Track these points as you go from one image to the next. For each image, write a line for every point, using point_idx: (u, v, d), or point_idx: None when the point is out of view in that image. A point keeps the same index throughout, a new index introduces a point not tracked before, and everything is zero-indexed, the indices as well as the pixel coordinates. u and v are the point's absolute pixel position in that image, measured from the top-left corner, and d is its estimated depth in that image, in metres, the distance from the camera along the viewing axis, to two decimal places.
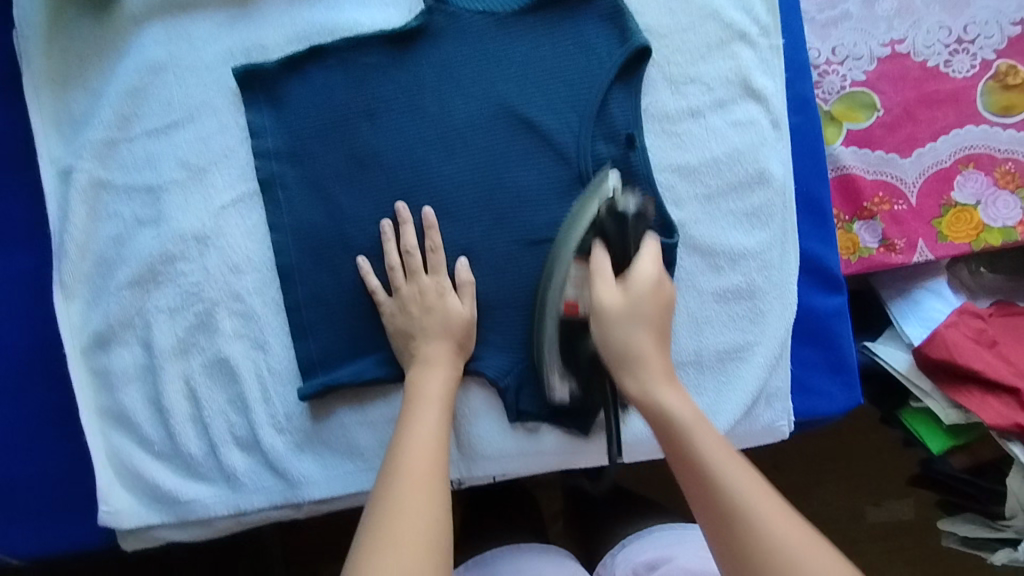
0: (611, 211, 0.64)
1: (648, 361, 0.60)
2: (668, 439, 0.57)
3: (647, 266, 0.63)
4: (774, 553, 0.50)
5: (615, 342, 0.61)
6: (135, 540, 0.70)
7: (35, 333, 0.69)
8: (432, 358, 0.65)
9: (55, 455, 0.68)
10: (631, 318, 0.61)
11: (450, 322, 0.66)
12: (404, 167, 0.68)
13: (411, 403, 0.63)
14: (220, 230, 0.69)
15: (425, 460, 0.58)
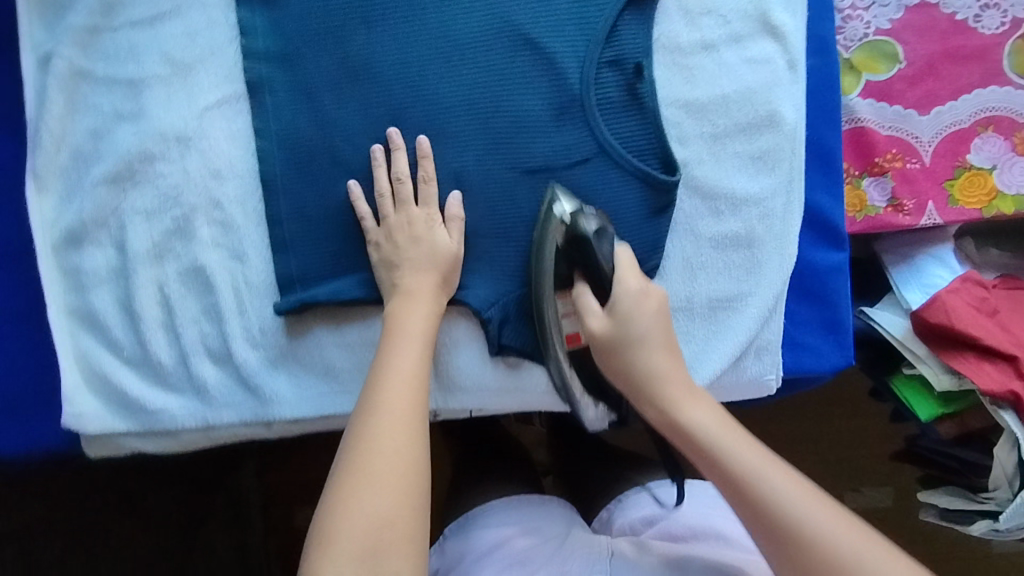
0: (569, 237, 0.62)
1: (667, 387, 0.57)
2: (700, 458, 0.54)
3: (632, 280, 0.59)
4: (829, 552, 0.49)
5: (616, 371, 0.59)
6: (102, 445, 0.69)
7: (6, 224, 0.66)
8: (415, 295, 0.62)
9: (19, 352, 0.66)
10: (634, 347, 0.58)
11: (437, 258, 0.64)
12: (400, 80, 0.66)
13: (391, 335, 0.60)
14: (203, 132, 0.66)
15: (401, 398, 0.56)
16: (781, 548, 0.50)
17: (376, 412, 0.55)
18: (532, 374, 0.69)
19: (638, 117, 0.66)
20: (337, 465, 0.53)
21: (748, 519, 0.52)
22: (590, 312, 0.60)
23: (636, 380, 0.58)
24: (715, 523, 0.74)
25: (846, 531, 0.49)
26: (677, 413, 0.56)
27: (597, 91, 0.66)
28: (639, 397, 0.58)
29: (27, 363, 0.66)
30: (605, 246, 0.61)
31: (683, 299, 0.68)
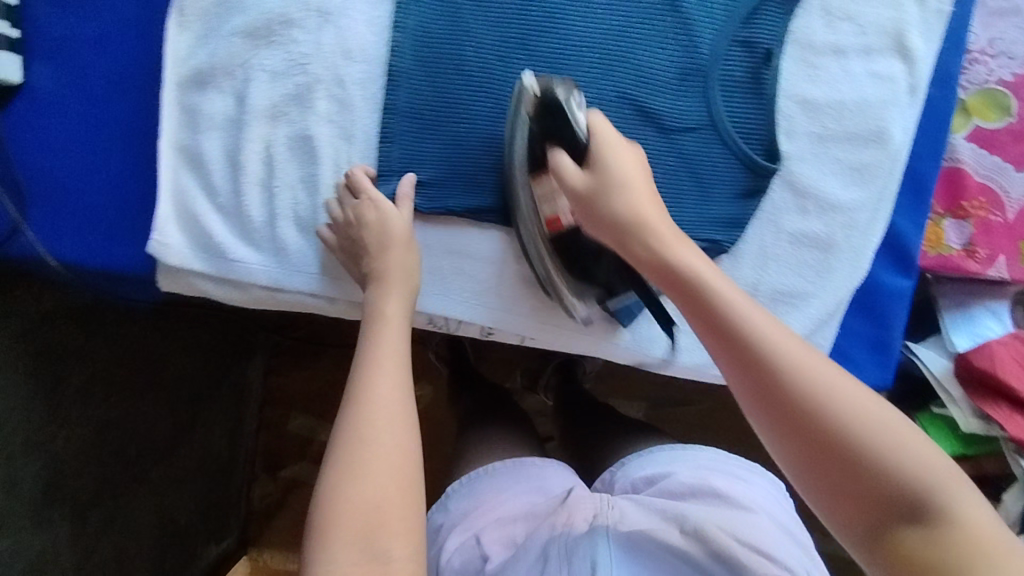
0: (541, 106, 0.63)
1: (663, 240, 0.57)
2: (687, 299, 0.56)
3: (606, 132, 0.60)
4: (813, 390, 0.50)
5: (603, 217, 0.59)
6: (176, 281, 0.72)
7: (150, 56, 0.71)
8: (387, 284, 0.65)
9: (134, 176, 0.71)
10: (614, 191, 0.59)
11: (394, 244, 0.66)
12: (541, 9, 0.68)
13: (376, 322, 0.63)
14: (344, 11, 0.69)
15: (393, 384, 0.59)
16: (761, 385, 0.51)
17: (372, 399, 0.57)
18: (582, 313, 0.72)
19: (755, 101, 0.68)
20: (336, 446, 0.56)
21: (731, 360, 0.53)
22: (563, 169, 0.61)
23: (619, 224, 0.59)
24: (712, 481, 0.75)
25: (831, 377, 0.50)
26: (667, 250, 0.57)
27: (724, 66, 0.68)
28: (624, 242, 0.59)
29: (131, 188, 0.71)
30: (579, 110, 0.61)
31: (750, 284, 0.70)
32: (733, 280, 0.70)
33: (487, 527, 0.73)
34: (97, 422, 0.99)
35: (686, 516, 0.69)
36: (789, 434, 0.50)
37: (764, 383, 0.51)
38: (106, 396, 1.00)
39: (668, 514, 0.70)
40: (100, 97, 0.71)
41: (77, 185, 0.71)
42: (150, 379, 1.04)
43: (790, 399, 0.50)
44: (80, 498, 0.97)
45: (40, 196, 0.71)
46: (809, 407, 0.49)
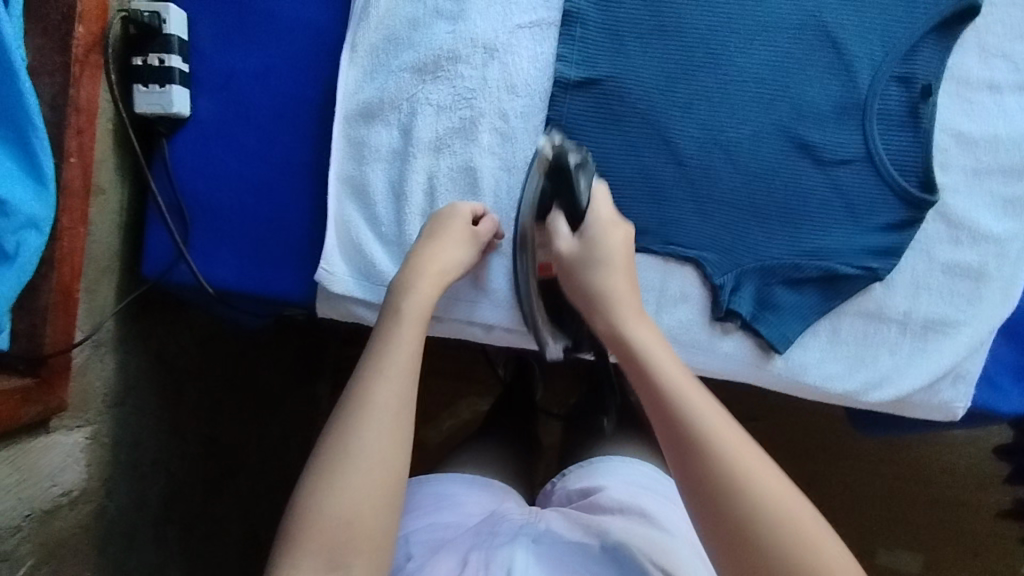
0: (551, 165, 0.68)
1: (622, 305, 0.60)
2: (636, 373, 0.55)
3: (604, 208, 0.66)
4: (743, 493, 0.47)
5: (588, 284, 0.63)
6: (331, 308, 0.73)
7: (320, 90, 0.73)
8: (412, 277, 0.61)
9: (301, 206, 0.73)
10: (597, 265, 0.63)
11: (462, 245, 0.65)
12: (702, 45, 0.70)
13: (392, 319, 0.58)
14: (510, 47, 0.71)
15: (396, 391, 0.53)
16: (693, 470, 0.49)
17: (367, 404, 0.52)
18: (735, 343, 0.72)
19: (912, 135, 0.70)
20: (320, 452, 0.51)
21: (667, 447, 0.51)
22: (562, 229, 0.67)
23: (591, 296, 0.62)
24: (642, 500, 0.69)
25: (726, 433, 0.49)
26: (627, 331, 0.58)
27: (882, 101, 0.70)
28: (592, 312, 0.62)
29: (298, 218, 0.73)
30: (582, 177, 0.67)
31: (901, 312, 0.71)
32: (885, 308, 0.71)
33: (418, 528, 0.66)
34: (204, 438, 0.96)
35: (607, 531, 0.64)
36: (707, 516, 0.48)
37: (698, 481, 0.48)
38: (214, 416, 0.98)
39: (591, 528, 0.65)
40: (268, 131, 0.73)
41: (244, 216, 0.73)
42: (245, 393, 1.04)
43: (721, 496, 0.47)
44: (188, 514, 0.95)
45: (208, 225, 0.73)
46: (703, 457, 0.49)
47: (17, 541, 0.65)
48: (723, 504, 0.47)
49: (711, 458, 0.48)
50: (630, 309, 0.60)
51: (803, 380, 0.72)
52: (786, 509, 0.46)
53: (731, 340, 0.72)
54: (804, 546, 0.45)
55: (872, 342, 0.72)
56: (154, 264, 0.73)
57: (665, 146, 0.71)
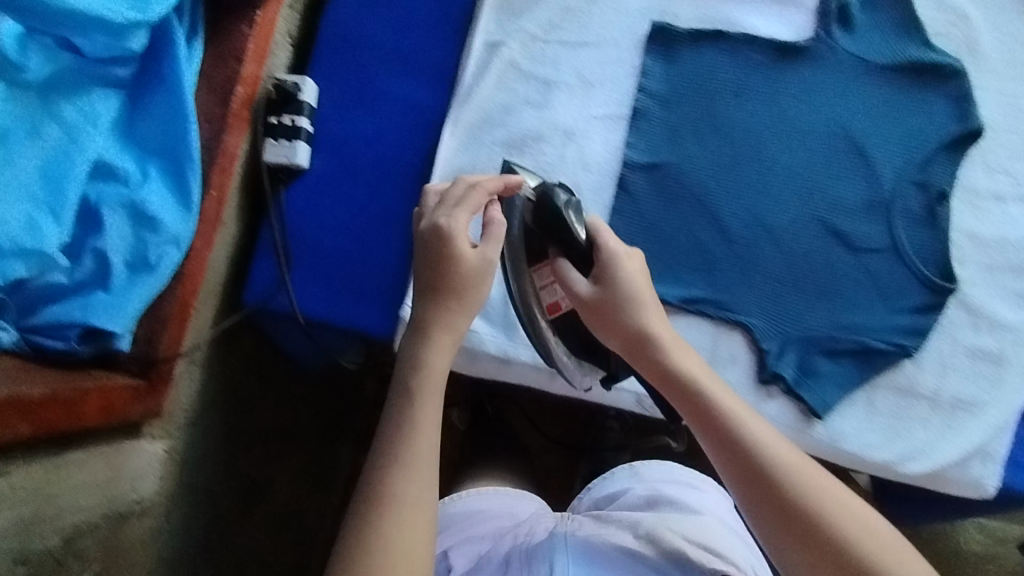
0: (541, 210, 0.71)
1: (660, 336, 0.65)
2: (692, 410, 0.62)
3: (613, 240, 0.69)
4: (811, 506, 0.56)
5: (623, 323, 0.66)
6: None
7: (419, 157, 0.84)
8: (425, 353, 0.61)
9: (391, 252, 0.82)
10: (624, 302, 0.66)
11: (480, 282, 0.64)
12: (750, 144, 0.83)
13: (406, 399, 0.59)
14: (586, 133, 0.83)
15: (415, 481, 0.56)
16: (769, 494, 0.57)
17: (388, 495, 0.54)
18: (779, 406, 0.77)
19: (931, 233, 0.80)
20: (344, 546, 0.53)
21: (739, 478, 0.59)
22: (569, 269, 0.70)
23: (629, 335, 0.65)
24: (665, 491, 0.77)
25: (783, 453, 0.59)
26: (673, 363, 0.64)
27: (903, 202, 0.81)
28: (629, 347, 0.66)
29: (388, 262, 0.82)
30: (574, 215, 0.70)
31: (931, 389, 0.78)
32: (916, 384, 0.78)
33: (452, 544, 0.72)
34: (243, 478, 0.98)
35: (640, 521, 0.70)
36: (790, 532, 0.56)
37: (774, 500, 0.57)
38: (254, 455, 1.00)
39: (624, 522, 0.71)
40: (371, 186, 0.84)
41: (341, 256, 0.82)
42: (279, 435, 1.05)
43: (797, 516, 0.56)
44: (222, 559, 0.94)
45: (307, 261, 0.81)
46: (772, 482, 0.57)
47: (93, 539, 0.66)
48: (803, 522, 0.56)
49: (780, 480, 0.57)
50: (670, 343, 0.65)
51: (842, 448, 0.77)
52: (850, 514, 0.56)
53: (774, 404, 0.77)
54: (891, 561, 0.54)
55: (905, 416, 0.78)
56: (257, 290, 0.80)
57: (717, 224, 0.81)
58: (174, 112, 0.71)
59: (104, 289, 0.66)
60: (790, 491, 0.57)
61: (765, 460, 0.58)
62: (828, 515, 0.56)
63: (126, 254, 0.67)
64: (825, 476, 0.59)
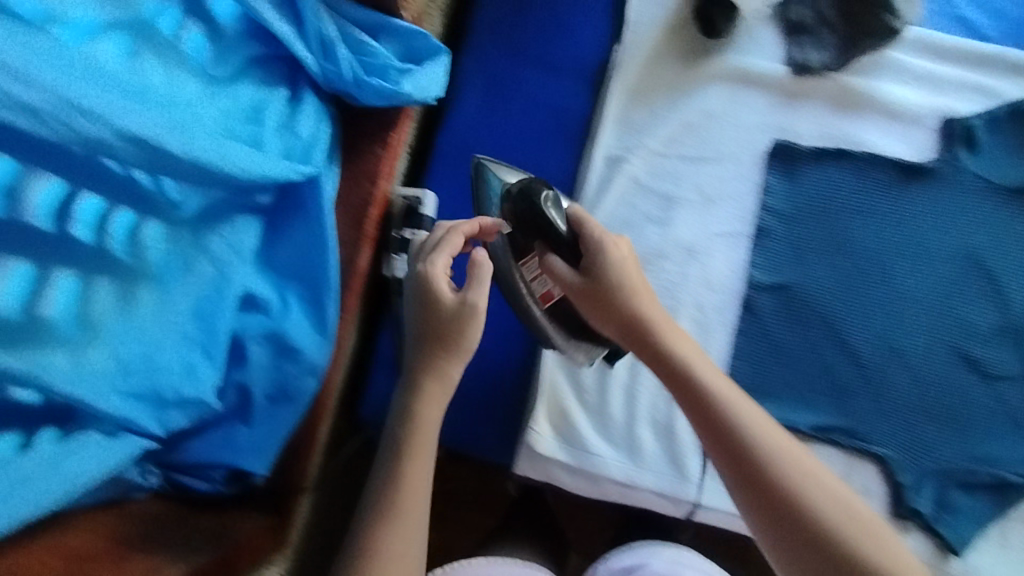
0: (521, 206, 0.68)
1: (658, 321, 0.62)
2: (691, 401, 0.59)
3: (597, 227, 0.65)
4: (811, 507, 0.52)
5: (619, 310, 0.63)
6: (529, 467, 0.78)
7: None
8: (417, 405, 0.60)
9: (512, 369, 0.81)
10: (618, 294, 0.63)
11: (466, 331, 0.61)
12: (875, 266, 0.81)
13: (396, 455, 0.58)
14: (709, 251, 0.82)
15: (404, 538, 0.55)
16: (769, 496, 0.53)
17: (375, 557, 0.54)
18: (916, 540, 0.75)
19: None
20: None
21: (736, 478, 0.55)
22: (558, 265, 0.66)
23: (626, 322, 0.63)
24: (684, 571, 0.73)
25: (788, 454, 0.55)
26: (672, 351, 0.61)
27: None
28: (626, 335, 0.63)
29: (509, 380, 0.80)
30: (553, 210, 0.66)
31: None
32: None
33: None
34: None
35: None
36: (792, 540, 0.52)
37: (773, 499, 0.53)
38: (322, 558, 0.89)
39: None
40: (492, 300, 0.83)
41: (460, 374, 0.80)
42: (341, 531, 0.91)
43: (800, 522, 0.52)
44: None
45: None
46: (773, 483, 0.54)
47: None
48: (807, 530, 0.52)
49: (781, 478, 0.54)
50: (672, 331, 0.62)
51: None
52: (856, 522, 0.52)
53: (911, 539, 0.75)
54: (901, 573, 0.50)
55: None
56: (374, 404, 0.80)
57: (846, 349, 0.80)
58: (313, 239, 0.70)
59: (246, 425, 0.65)
60: (790, 488, 0.53)
61: (764, 455, 0.55)
62: (832, 520, 0.52)
63: (268, 389, 0.66)
64: (833, 478, 0.55)
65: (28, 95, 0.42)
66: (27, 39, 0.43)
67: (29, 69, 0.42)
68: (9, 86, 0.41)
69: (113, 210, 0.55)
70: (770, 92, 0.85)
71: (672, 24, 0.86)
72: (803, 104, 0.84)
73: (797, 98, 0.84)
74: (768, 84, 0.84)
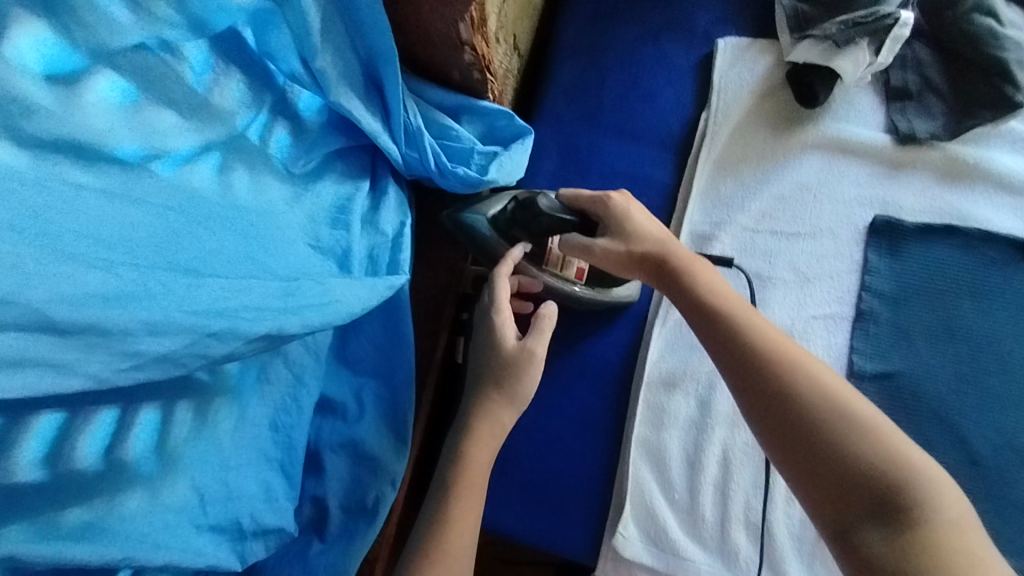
0: (518, 216, 0.66)
1: (674, 251, 0.63)
2: (701, 319, 0.60)
3: (581, 195, 0.67)
4: (817, 418, 0.53)
5: (633, 256, 0.64)
6: (610, 571, 0.70)
7: (622, 354, 0.77)
8: (468, 446, 0.60)
9: (591, 461, 0.73)
10: (630, 256, 0.64)
11: (525, 375, 0.63)
12: (991, 352, 0.73)
13: (444, 496, 0.58)
14: (805, 334, 0.75)
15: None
16: (775, 408, 0.55)
17: None
18: None
19: None
20: None
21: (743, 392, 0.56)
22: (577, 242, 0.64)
23: (641, 265, 0.64)
24: None
25: (804, 367, 0.55)
26: (686, 274, 0.62)
27: None
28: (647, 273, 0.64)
29: (589, 474, 0.73)
30: (548, 200, 0.65)
31: None
32: None
33: None
34: None
35: None
36: (799, 450, 0.53)
37: (778, 411, 0.54)
38: None
39: None
40: (567, 382, 0.76)
41: (536, 466, 0.73)
42: None
43: (806, 433, 0.53)
44: None
45: (498, 470, 0.73)
46: (780, 395, 0.54)
47: None
48: (810, 439, 0.53)
49: (790, 391, 0.54)
50: (687, 257, 0.63)
51: None
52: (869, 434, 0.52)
53: None
54: (918, 494, 0.49)
55: None
56: None
57: (961, 446, 0.71)
58: (392, 331, 0.64)
59: (321, 542, 0.58)
60: (796, 398, 0.54)
61: (782, 380, 0.55)
62: (841, 430, 0.52)
63: (343, 500, 0.59)
64: (864, 403, 0.54)
65: (164, 345, 0.38)
66: (139, 262, 0.38)
67: (160, 317, 0.37)
68: (140, 341, 0.37)
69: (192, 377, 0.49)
70: (870, 164, 0.79)
71: (761, 91, 0.81)
72: (907, 176, 0.78)
73: (900, 169, 0.79)
74: (867, 156, 0.79)
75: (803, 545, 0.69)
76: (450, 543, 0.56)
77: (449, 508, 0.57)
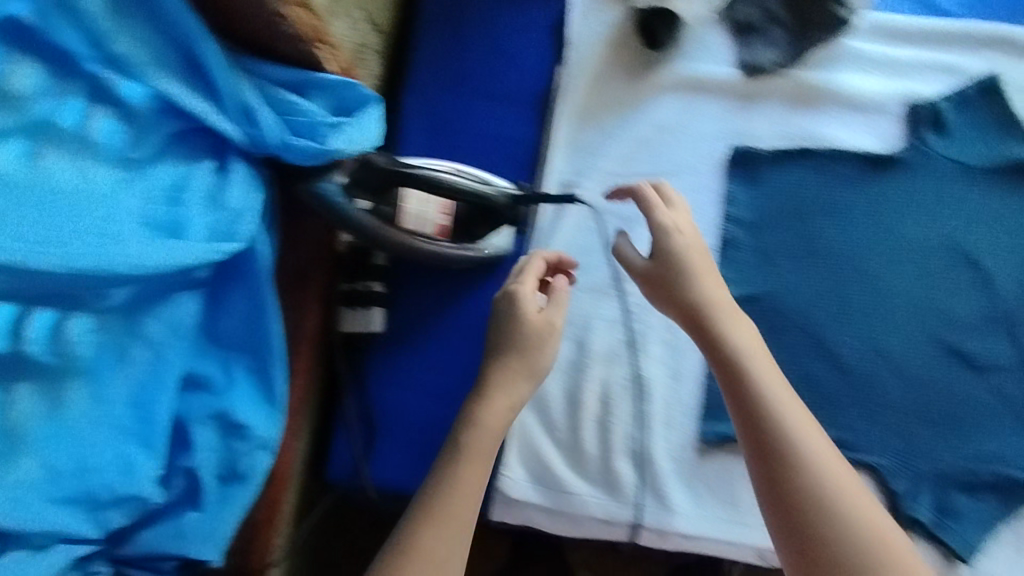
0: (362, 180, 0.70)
1: (728, 298, 0.62)
2: (727, 378, 0.60)
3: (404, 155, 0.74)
4: (819, 495, 0.54)
5: (673, 295, 0.63)
6: (504, 514, 0.73)
7: None
8: (482, 410, 0.62)
9: None
10: (686, 278, 0.63)
11: (545, 344, 0.65)
12: (849, 265, 0.77)
13: (454, 455, 0.60)
14: None
15: (444, 532, 0.56)
16: (785, 480, 0.55)
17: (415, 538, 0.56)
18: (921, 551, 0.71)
19: None
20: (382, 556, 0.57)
21: (755, 456, 0.57)
22: (631, 256, 0.67)
23: (676, 301, 0.63)
24: None
25: (810, 440, 0.56)
26: (733, 331, 0.61)
27: None
28: (683, 316, 0.63)
29: None
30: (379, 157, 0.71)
31: None
32: None
33: None
34: None
35: None
36: (799, 524, 0.54)
37: (805, 489, 0.54)
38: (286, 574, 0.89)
39: None
40: (450, 341, 0.78)
41: (426, 424, 0.77)
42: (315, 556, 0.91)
43: (806, 506, 0.54)
44: None
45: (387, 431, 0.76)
46: (789, 466, 0.55)
47: None
48: (811, 516, 0.54)
49: (806, 469, 0.55)
50: (728, 311, 0.62)
51: None
52: (860, 517, 0.54)
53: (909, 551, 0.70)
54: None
55: None
56: (340, 471, 0.76)
57: (826, 355, 0.75)
58: (255, 305, 0.64)
59: (196, 510, 0.61)
60: (811, 475, 0.54)
61: (796, 456, 0.55)
62: (841, 513, 0.54)
63: (217, 471, 0.61)
64: (853, 480, 0.56)
65: None
66: None
67: None
68: None
69: (30, 312, 0.54)
70: (723, 97, 0.81)
71: (613, 40, 0.84)
72: (758, 106, 0.81)
73: (751, 99, 0.81)
74: (720, 91, 0.82)
75: (679, 465, 0.73)
76: (452, 503, 0.57)
77: (459, 469, 0.59)
